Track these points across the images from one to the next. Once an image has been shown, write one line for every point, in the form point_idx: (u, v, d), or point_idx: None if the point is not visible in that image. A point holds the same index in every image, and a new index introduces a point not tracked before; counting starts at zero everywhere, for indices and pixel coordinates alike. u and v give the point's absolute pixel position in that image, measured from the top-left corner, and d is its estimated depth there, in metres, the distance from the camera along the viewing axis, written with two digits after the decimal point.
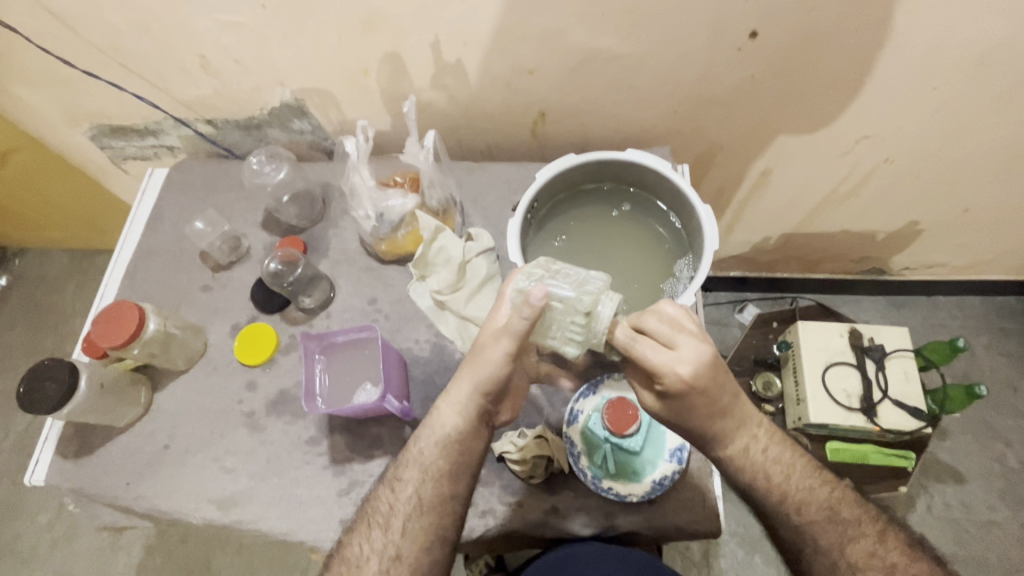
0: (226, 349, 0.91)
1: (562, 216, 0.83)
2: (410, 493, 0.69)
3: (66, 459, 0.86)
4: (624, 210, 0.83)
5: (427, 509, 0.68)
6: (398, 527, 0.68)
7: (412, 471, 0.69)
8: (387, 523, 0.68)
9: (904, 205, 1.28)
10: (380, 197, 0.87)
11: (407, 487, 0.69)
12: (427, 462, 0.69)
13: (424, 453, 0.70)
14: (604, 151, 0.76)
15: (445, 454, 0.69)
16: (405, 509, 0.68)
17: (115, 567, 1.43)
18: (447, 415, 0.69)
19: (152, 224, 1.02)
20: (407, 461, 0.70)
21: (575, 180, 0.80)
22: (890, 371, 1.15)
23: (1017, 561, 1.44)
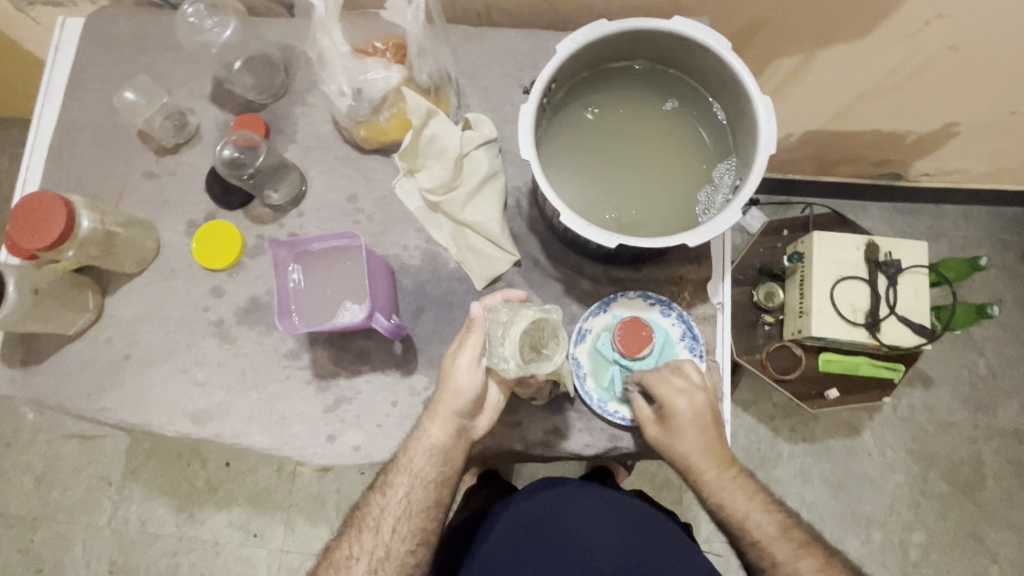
0: (183, 249, 0.79)
1: (596, 94, 0.68)
2: (398, 500, 0.68)
3: (14, 367, 0.77)
4: (668, 107, 0.69)
5: (417, 511, 0.68)
6: (388, 529, 0.67)
7: (400, 482, 0.68)
8: (378, 525, 0.68)
9: (949, 103, 1.14)
10: (358, 68, 0.69)
11: (397, 492, 0.68)
12: (416, 471, 0.68)
13: (412, 461, 0.68)
14: (664, 21, 0.61)
15: (432, 462, 0.67)
16: (395, 512, 0.68)
17: (101, 454, 1.43)
18: (433, 432, 0.67)
19: (74, 91, 0.83)
20: (396, 469, 0.69)
21: (616, 55, 0.65)
22: (901, 287, 1.11)
23: (964, 456, 1.55)
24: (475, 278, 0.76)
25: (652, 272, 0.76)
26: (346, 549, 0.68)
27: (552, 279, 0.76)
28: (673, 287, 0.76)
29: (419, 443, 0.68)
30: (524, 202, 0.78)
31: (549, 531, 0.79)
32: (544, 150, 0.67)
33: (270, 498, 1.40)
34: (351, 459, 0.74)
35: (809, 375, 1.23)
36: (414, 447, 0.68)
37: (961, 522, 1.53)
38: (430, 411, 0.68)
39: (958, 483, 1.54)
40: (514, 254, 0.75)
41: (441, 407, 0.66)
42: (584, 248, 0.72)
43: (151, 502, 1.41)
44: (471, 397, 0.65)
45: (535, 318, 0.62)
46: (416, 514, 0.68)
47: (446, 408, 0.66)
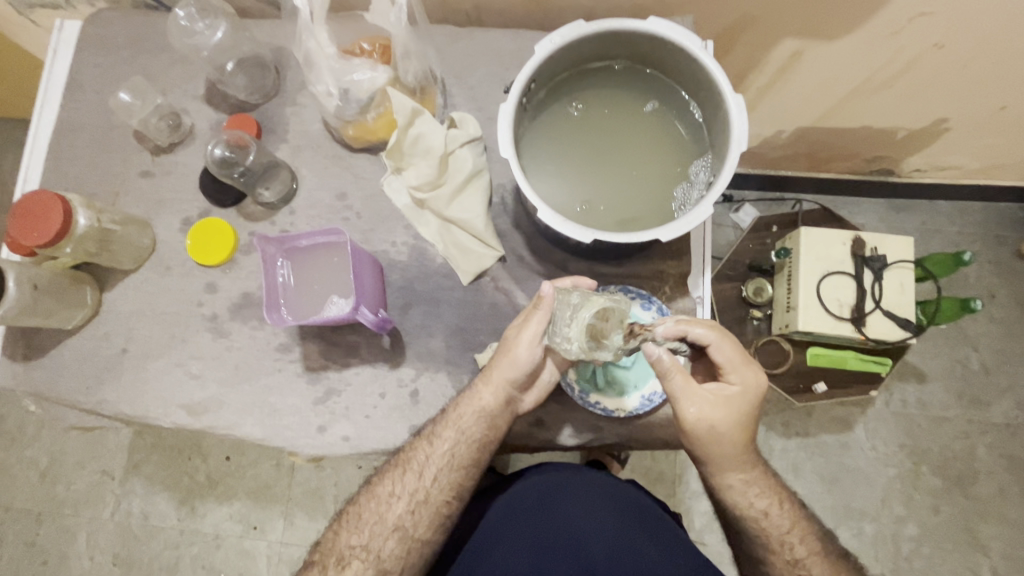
0: (178, 246, 0.81)
1: (577, 92, 0.70)
2: (442, 453, 0.70)
3: (16, 361, 0.80)
4: (648, 108, 0.70)
5: (458, 467, 0.71)
6: (430, 476, 0.70)
7: (447, 437, 0.70)
8: (421, 471, 0.71)
9: (936, 100, 1.15)
10: (344, 69, 0.71)
11: (443, 444, 0.70)
12: (464, 429, 0.70)
13: (462, 419, 0.70)
14: (639, 22, 0.62)
15: (481, 424, 0.69)
16: (438, 462, 0.70)
17: (105, 448, 1.46)
18: (485, 395, 0.69)
19: (73, 93, 0.85)
20: (445, 422, 0.71)
21: (597, 55, 0.67)
22: (887, 282, 1.12)
23: (957, 451, 1.56)
24: (461, 274, 0.78)
25: (633, 267, 0.78)
26: (386, 488, 0.72)
27: (536, 275, 0.78)
28: (655, 282, 0.77)
29: (471, 405, 0.70)
30: (509, 199, 0.80)
31: (546, 518, 0.81)
32: (525, 148, 0.69)
33: (270, 492, 1.42)
34: (340, 449, 0.76)
35: (797, 369, 1.24)
36: (465, 406, 0.70)
37: (953, 516, 1.54)
38: (487, 375, 0.70)
39: (951, 477, 1.56)
40: (498, 250, 0.77)
41: (502, 372, 0.68)
42: (566, 243, 0.74)
43: (153, 495, 1.44)
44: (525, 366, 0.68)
45: (605, 305, 0.63)
46: (454, 469, 0.70)
47: (501, 375, 0.68)
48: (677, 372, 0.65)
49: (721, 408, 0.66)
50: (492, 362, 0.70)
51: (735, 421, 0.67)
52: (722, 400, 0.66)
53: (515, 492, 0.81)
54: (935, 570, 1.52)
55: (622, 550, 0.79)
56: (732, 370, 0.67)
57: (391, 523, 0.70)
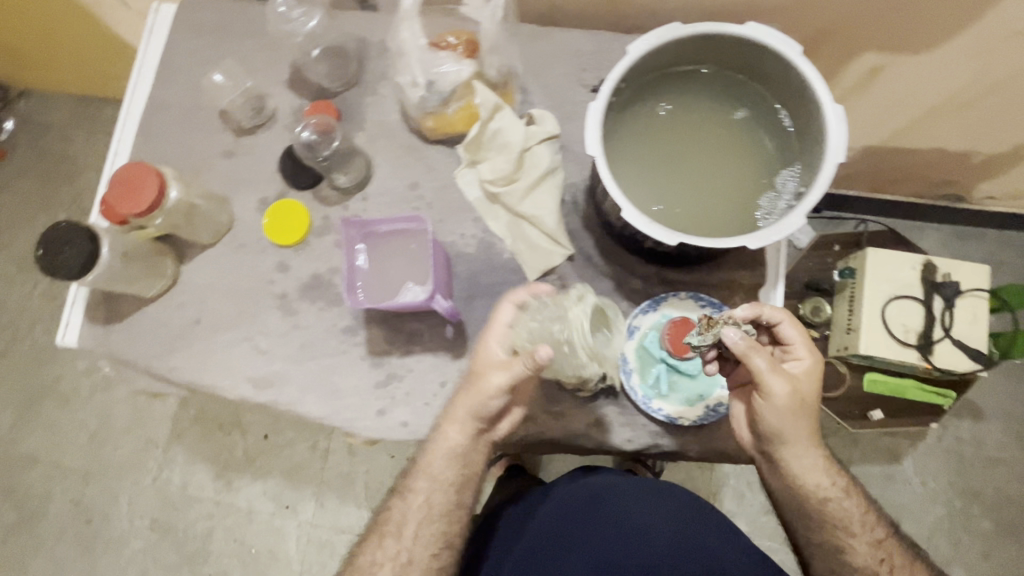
0: (254, 224, 0.84)
1: (664, 95, 0.69)
2: (465, 422, 0.69)
3: (96, 324, 0.83)
4: (737, 115, 0.69)
5: (438, 515, 0.70)
6: (410, 534, 0.70)
7: (466, 408, 0.69)
8: (399, 531, 0.71)
9: (1022, 124, 1.10)
10: (431, 61, 0.73)
11: (418, 496, 0.71)
12: (437, 475, 0.70)
13: (433, 464, 0.70)
14: (740, 26, 0.62)
15: (452, 465, 0.70)
16: (416, 516, 0.70)
17: (153, 416, 1.51)
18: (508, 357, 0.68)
19: (164, 72, 0.89)
20: (419, 472, 0.71)
21: (689, 58, 0.66)
22: (959, 310, 1.07)
23: (1013, 495, 1.48)
24: (528, 270, 0.78)
25: (703, 275, 0.76)
26: (420, 461, 0.72)
27: (603, 276, 0.77)
28: (725, 291, 0.76)
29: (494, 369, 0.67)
30: (580, 199, 0.79)
31: (600, 514, 0.79)
32: (609, 148, 0.68)
33: (305, 473, 1.45)
34: (398, 434, 0.77)
35: (852, 394, 1.20)
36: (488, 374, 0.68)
37: (1004, 563, 1.46)
38: (449, 415, 0.70)
39: (1004, 522, 1.48)
40: (567, 249, 0.77)
41: (470, 415, 0.68)
42: (638, 246, 0.73)
43: (195, 466, 1.48)
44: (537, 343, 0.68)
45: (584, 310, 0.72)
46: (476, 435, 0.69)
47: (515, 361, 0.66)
48: (758, 352, 0.63)
49: (798, 387, 0.65)
50: (452, 403, 0.71)
51: (807, 402, 0.65)
52: (796, 378, 0.65)
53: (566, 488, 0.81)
54: None
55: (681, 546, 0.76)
56: (804, 350, 0.66)
57: (425, 493, 0.70)
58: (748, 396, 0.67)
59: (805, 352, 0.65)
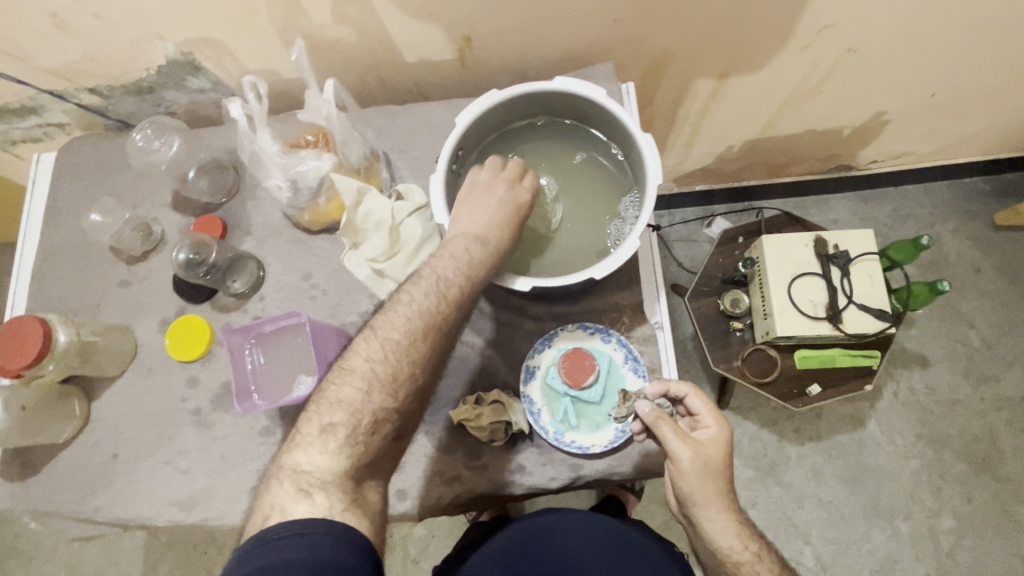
0: (159, 346, 0.85)
1: (507, 152, 0.75)
2: (417, 308, 0.62)
3: (13, 482, 0.82)
4: (577, 157, 0.75)
5: (387, 389, 0.60)
6: (347, 410, 0.58)
7: (419, 291, 0.63)
8: (336, 413, 0.58)
9: (868, 97, 1.20)
10: (290, 162, 0.77)
11: (367, 372, 0.60)
12: (400, 338, 0.61)
13: (399, 324, 0.62)
14: (549, 81, 0.68)
15: (425, 329, 0.62)
16: (364, 393, 0.59)
17: (121, 551, 1.45)
18: (470, 225, 0.67)
19: (52, 219, 0.92)
20: (367, 336, 0.62)
21: (519, 114, 0.73)
22: (856, 276, 1.14)
23: (976, 432, 1.53)
24: None
25: (589, 304, 0.80)
26: (352, 356, 0.61)
27: (498, 324, 0.80)
28: (612, 314, 0.80)
29: (451, 254, 0.65)
30: None
31: (545, 552, 0.82)
32: None
33: None
34: None
35: (789, 374, 1.23)
36: (441, 258, 0.65)
37: (986, 501, 1.49)
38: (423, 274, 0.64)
39: (976, 461, 1.51)
40: None
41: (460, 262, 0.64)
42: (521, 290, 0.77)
43: None
44: (501, 208, 0.67)
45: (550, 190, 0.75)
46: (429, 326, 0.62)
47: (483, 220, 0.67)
48: (664, 420, 0.67)
49: (704, 453, 0.67)
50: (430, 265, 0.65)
51: (717, 469, 0.67)
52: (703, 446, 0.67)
53: (516, 527, 0.83)
54: (981, 562, 1.45)
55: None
56: (710, 419, 0.68)
57: (359, 390, 0.59)
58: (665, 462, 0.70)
59: (710, 422, 0.68)
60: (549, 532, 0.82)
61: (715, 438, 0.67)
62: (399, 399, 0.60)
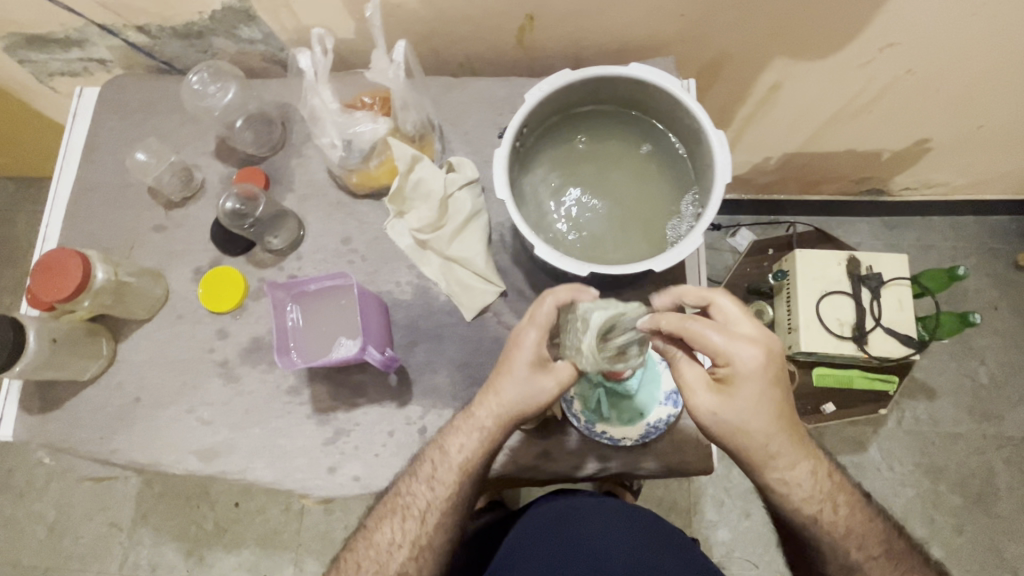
0: (190, 295, 0.84)
1: (568, 137, 0.74)
2: (420, 502, 0.70)
3: (30, 414, 0.81)
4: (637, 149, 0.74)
5: (438, 512, 0.70)
6: (410, 527, 0.70)
7: (423, 483, 0.70)
8: (398, 529, 0.70)
9: (916, 122, 1.19)
10: (347, 122, 0.76)
11: (418, 495, 0.71)
12: (446, 472, 0.70)
13: (445, 460, 0.70)
14: (624, 67, 0.67)
15: (467, 464, 0.70)
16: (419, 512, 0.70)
17: (114, 498, 1.44)
18: (482, 418, 0.69)
19: (90, 154, 0.90)
20: (421, 465, 0.71)
21: (587, 99, 0.72)
22: (885, 299, 1.14)
23: (972, 467, 1.49)
24: (464, 310, 0.80)
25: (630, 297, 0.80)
26: (411, 484, 0.71)
27: None
28: None
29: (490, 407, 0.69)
30: (508, 236, 0.83)
31: (566, 538, 0.79)
32: (518, 192, 0.72)
33: (278, 540, 1.39)
34: (350, 489, 0.76)
35: (805, 391, 1.23)
36: (484, 403, 0.69)
37: (977, 536, 1.46)
38: (470, 415, 0.70)
39: (970, 495, 1.48)
40: (499, 286, 0.80)
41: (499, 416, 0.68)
42: (568, 277, 0.77)
43: (162, 545, 1.41)
44: (524, 398, 0.67)
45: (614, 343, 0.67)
46: (467, 468, 0.70)
47: (507, 402, 0.68)
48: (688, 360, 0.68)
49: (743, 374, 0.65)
50: (473, 409, 0.70)
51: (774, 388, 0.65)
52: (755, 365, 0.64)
53: (531, 513, 0.81)
54: None
55: (639, 564, 0.78)
56: (755, 345, 0.63)
57: (415, 512, 0.70)
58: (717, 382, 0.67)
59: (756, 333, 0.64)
60: (566, 520, 0.80)
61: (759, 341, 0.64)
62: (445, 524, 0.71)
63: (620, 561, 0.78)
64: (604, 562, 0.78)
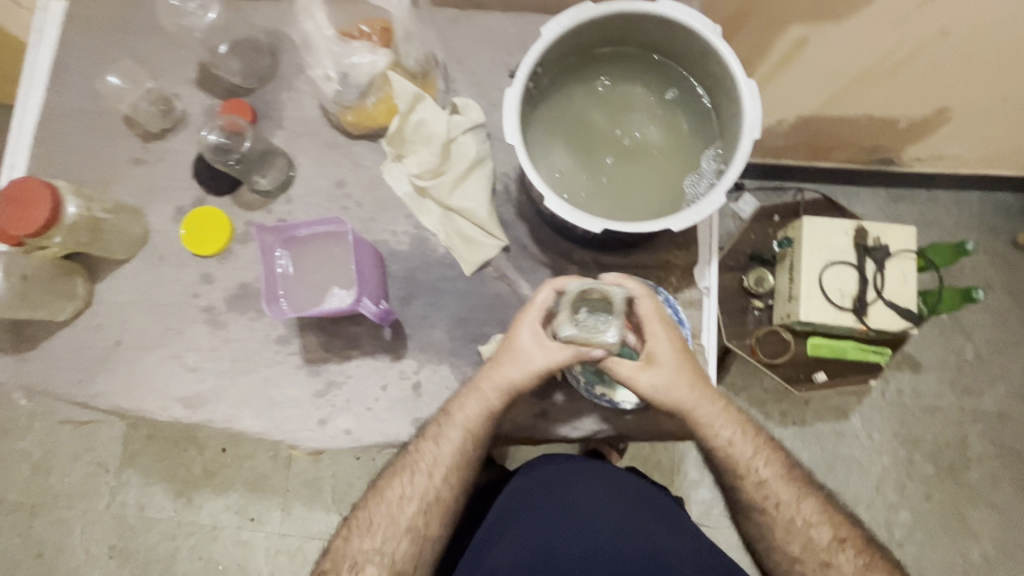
0: (172, 235, 0.79)
1: (585, 80, 0.68)
2: (408, 496, 0.68)
3: (5, 354, 0.77)
4: (658, 98, 0.69)
5: (426, 503, 0.68)
6: (397, 521, 0.68)
7: (428, 444, 0.69)
8: (383, 524, 0.68)
9: (940, 89, 1.13)
10: (344, 52, 0.69)
11: (403, 484, 0.69)
12: (432, 462, 0.69)
13: (432, 448, 0.69)
14: (653, 4, 0.61)
15: (454, 448, 0.68)
16: (405, 503, 0.68)
17: (99, 439, 1.43)
18: (475, 408, 0.68)
19: (60, 76, 0.82)
20: (404, 458, 0.70)
21: (609, 38, 0.66)
22: (889, 272, 1.12)
23: (949, 439, 1.52)
24: (464, 265, 0.76)
25: (639, 258, 0.77)
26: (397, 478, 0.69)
27: (540, 264, 0.77)
28: (661, 273, 0.77)
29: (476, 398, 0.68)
30: (512, 187, 0.78)
31: (554, 502, 0.78)
32: (528, 138, 0.67)
33: (266, 485, 1.40)
34: (342, 442, 0.75)
35: (798, 359, 1.23)
36: (472, 396, 0.69)
37: (946, 503, 1.50)
38: (456, 405, 0.70)
39: (943, 465, 1.52)
40: (502, 240, 0.76)
41: (486, 400, 0.68)
42: (574, 234, 0.73)
43: (150, 486, 1.41)
44: (516, 364, 0.66)
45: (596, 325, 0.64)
46: (456, 453, 0.68)
47: (506, 374, 0.67)
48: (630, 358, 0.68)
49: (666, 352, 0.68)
50: (459, 401, 0.70)
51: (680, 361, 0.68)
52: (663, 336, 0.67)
53: (521, 479, 0.81)
54: (926, 556, 1.48)
55: (629, 531, 0.76)
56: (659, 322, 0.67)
57: (401, 503, 0.68)
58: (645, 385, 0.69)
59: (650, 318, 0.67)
60: (552, 489, 0.79)
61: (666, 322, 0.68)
62: (433, 516, 0.68)
63: (610, 524, 0.76)
64: (595, 526, 0.76)
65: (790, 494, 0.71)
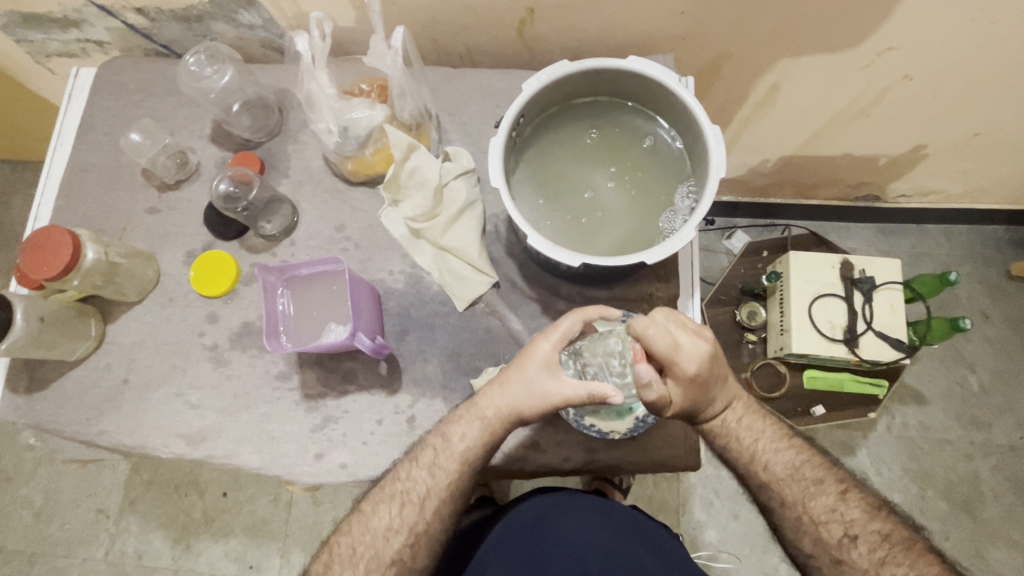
0: (182, 278, 0.84)
1: (566, 127, 0.74)
2: (394, 524, 0.69)
3: (18, 394, 0.81)
4: (633, 141, 0.74)
5: (410, 532, 0.69)
6: (382, 550, 0.69)
7: (422, 473, 0.70)
8: (368, 553, 0.69)
9: (913, 128, 1.19)
10: (343, 108, 0.75)
11: (388, 512, 0.70)
12: (419, 488, 0.70)
13: (419, 480, 0.70)
14: (623, 60, 0.67)
15: (441, 478, 0.70)
16: (390, 531, 0.69)
17: (102, 484, 1.43)
18: (464, 436, 0.70)
19: (85, 135, 0.89)
20: (389, 483, 0.71)
21: (584, 89, 0.72)
22: (877, 303, 1.14)
23: (961, 474, 1.49)
24: (457, 300, 0.80)
25: (623, 292, 0.81)
26: (382, 507, 0.70)
27: (529, 299, 0.80)
28: (645, 304, 0.80)
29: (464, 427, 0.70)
30: (502, 228, 0.83)
31: (543, 534, 0.79)
32: (513, 180, 0.72)
33: (265, 529, 1.39)
34: (337, 477, 0.76)
35: (795, 393, 1.23)
36: (459, 425, 0.70)
37: (963, 542, 1.45)
38: (446, 431, 0.71)
39: (956, 501, 1.48)
40: (492, 277, 0.80)
41: (476, 432, 0.69)
42: (560, 269, 0.77)
43: (150, 532, 1.40)
44: (527, 396, 0.67)
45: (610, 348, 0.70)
46: (445, 482, 0.70)
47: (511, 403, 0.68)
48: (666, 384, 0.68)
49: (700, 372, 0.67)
50: (450, 426, 0.71)
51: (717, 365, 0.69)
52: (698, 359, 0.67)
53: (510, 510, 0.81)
54: None
55: (618, 562, 0.76)
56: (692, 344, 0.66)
57: (387, 532, 0.69)
58: (688, 388, 0.67)
59: (693, 326, 0.68)
60: (544, 519, 0.80)
61: (703, 348, 0.67)
62: (419, 544, 0.69)
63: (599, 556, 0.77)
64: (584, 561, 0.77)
65: (821, 513, 0.70)
